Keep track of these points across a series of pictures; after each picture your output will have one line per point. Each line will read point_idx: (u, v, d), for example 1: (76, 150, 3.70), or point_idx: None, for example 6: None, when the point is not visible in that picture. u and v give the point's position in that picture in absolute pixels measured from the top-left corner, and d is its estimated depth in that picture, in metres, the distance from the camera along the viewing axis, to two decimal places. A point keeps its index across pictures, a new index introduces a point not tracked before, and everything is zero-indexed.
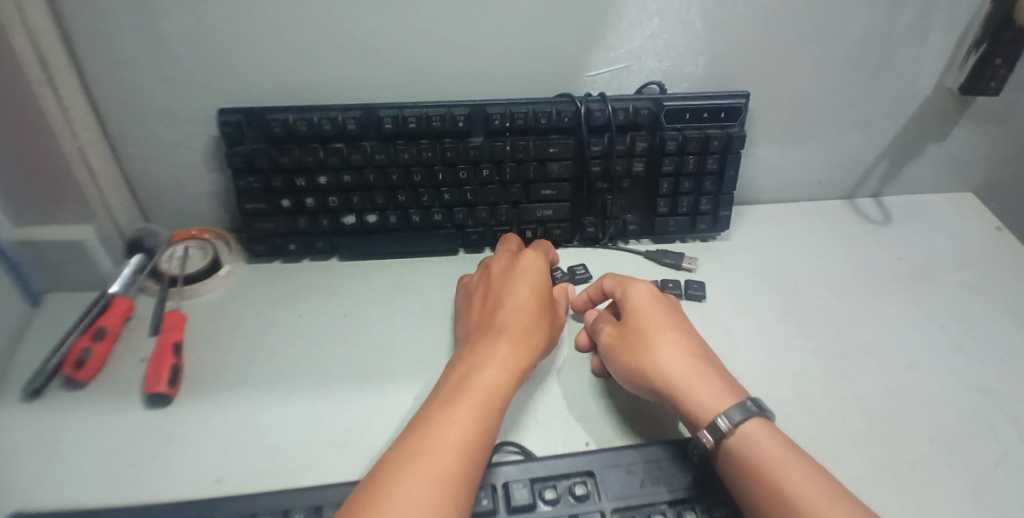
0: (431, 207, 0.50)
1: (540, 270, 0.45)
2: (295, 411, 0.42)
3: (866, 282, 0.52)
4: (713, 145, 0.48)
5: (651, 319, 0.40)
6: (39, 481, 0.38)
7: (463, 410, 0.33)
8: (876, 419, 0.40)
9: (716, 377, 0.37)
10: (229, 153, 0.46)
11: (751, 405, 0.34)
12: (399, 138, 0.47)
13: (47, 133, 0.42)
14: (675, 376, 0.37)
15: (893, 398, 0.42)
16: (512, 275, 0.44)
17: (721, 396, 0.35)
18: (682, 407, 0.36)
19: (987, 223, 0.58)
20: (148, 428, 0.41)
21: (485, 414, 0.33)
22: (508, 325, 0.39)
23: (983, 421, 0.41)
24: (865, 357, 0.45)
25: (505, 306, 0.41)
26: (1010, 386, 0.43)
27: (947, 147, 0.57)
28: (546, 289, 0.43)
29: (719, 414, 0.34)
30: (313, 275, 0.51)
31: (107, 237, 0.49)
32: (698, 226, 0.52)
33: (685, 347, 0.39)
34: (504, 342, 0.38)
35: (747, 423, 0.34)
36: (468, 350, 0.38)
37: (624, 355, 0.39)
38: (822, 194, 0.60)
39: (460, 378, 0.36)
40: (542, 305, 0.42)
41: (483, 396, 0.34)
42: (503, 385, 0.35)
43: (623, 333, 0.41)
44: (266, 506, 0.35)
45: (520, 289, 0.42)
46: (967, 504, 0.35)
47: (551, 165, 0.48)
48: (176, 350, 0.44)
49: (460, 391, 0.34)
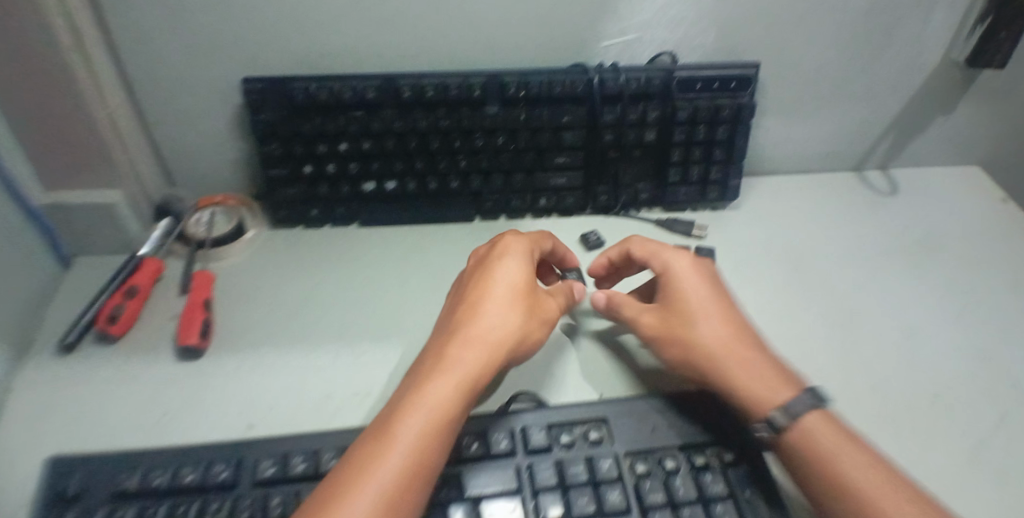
0: (447, 174, 0.51)
1: (517, 270, 0.40)
2: (321, 366, 0.44)
3: (868, 251, 0.53)
4: (723, 115, 0.50)
5: (694, 306, 0.41)
6: (86, 426, 0.41)
7: (409, 431, 0.31)
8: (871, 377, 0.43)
9: (765, 364, 0.38)
10: (253, 120, 0.48)
11: (807, 400, 0.35)
12: (417, 106, 0.48)
13: (80, 102, 0.44)
14: (724, 367, 0.38)
15: (887, 359, 0.44)
16: (491, 271, 0.40)
17: (772, 386, 0.36)
18: (737, 393, 0.37)
19: (993, 195, 0.59)
20: (180, 380, 0.43)
21: (434, 436, 0.31)
22: (477, 329, 0.36)
23: (970, 383, 0.43)
24: (865, 323, 0.47)
25: (478, 305, 0.38)
26: (995, 350, 0.45)
27: (953, 120, 0.57)
28: (526, 287, 0.40)
29: (772, 409, 0.35)
30: (333, 240, 0.53)
31: (135, 201, 0.51)
32: (708, 195, 0.53)
33: (729, 333, 0.39)
34: (467, 351, 0.35)
35: (806, 416, 0.34)
36: (433, 353, 0.36)
37: (682, 347, 0.40)
38: (829, 165, 0.61)
39: (416, 388, 0.33)
40: (512, 313, 0.38)
41: (433, 415, 0.32)
42: (458, 402, 0.33)
43: (665, 321, 0.41)
44: (297, 447, 0.38)
45: (496, 286, 0.39)
46: (944, 455, 0.38)
47: (565, 133, 0.50)
48: (206, 306, 0.46)
49: (411, 407, 0.32)
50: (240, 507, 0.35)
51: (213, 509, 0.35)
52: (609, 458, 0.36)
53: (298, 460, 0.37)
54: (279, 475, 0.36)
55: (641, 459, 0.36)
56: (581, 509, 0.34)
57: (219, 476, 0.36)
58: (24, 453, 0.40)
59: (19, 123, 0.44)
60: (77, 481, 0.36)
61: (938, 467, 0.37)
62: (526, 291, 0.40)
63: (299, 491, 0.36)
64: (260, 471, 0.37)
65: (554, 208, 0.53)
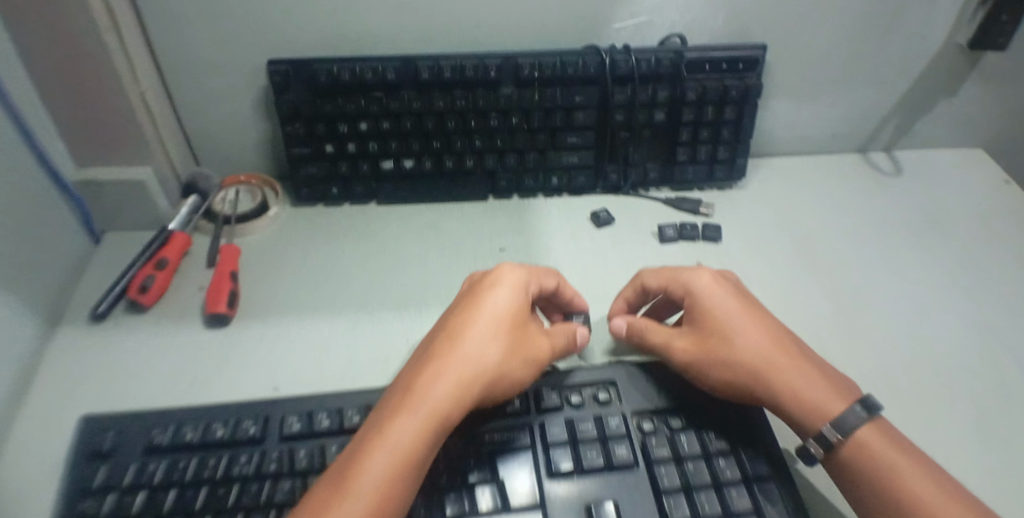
0: (463, 153, 0.53)
1: (502, 300, 0.37)
2: (346, 333, 0.46)
3: (871, 232, 0.55)
4: (731, 95, 0.51)
5: (731, 323, 0.38)
6: (117, 387, 0.43)
7: (366, 481, 0.29)
8: (868, 346, 0.46)
9: (814, 375, 0.36)
10: (277, 101, 0.50)
11: (860, 411, 0.34)
12: (435, 87, 0.50)
13: (115, 82, 0.46)
14: (774, 385, 0.36)
15: (883, 334, 0.47)
16: (475, 299, 0.37)
17: (825, 398, 0.35)
18: (787, 411, 0.36)
19: (996, 177, 0.60)
20: (208, 345, 0.46)
21: (392, 485, 0.29)
22: (452, 365, 0.33)
23: (961, 357, 0.46)
24: (864, 300, 0.50)
25: (457, 336, 0.35)
26: (985, 324, 0.48)
27: (958, 103, 0.59)
28: (512, 319, 0.36)
29: (826, 422, 0.34)
30: (352, 217, 0.55)
31: (165, 178, 0.54)
32: (716, 174, 0.55)
33: (772, 348, 0.37)
34: (439, 389, 0.32)
35: (861, 430, 0.33)
36: (405, 385, 0.33)
37: (724, 370, 0.37)
38: (834, 147, 0.62)
39: (380, 427, 0.31)
40: (491, 351, 0.35)
41: (394, 461, 0.30)
42: (422, 448, 0.31)
43: (702, 341, 0.38)
44: (323, 405, 0.40)
45: (479, 317, 0.36)
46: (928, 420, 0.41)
47: (577, 113, 0.51)
48: (233, 279, 0.48)
49: (372, 451, 0.30)
50: (268, 458, 0.37)
51: (243, 460, 0.37)
52: (617, 417, 0.38)
53: (323, 416, 0.39)
54: (304, 430, 0.39)
55: (647, 418, 0.38)
56: (590, 462, 0.36)
57: (248, 431, 0.38)
58: (64, 412, 0.42)
59: (56, 100, 0.46)
60: (111, 438, 0.38)
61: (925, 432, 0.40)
62: (511, 325, 0.36)
63: (324, 444, 0.38)
64: (286, 426, 0.39)
65: (566, 186, 0.55)
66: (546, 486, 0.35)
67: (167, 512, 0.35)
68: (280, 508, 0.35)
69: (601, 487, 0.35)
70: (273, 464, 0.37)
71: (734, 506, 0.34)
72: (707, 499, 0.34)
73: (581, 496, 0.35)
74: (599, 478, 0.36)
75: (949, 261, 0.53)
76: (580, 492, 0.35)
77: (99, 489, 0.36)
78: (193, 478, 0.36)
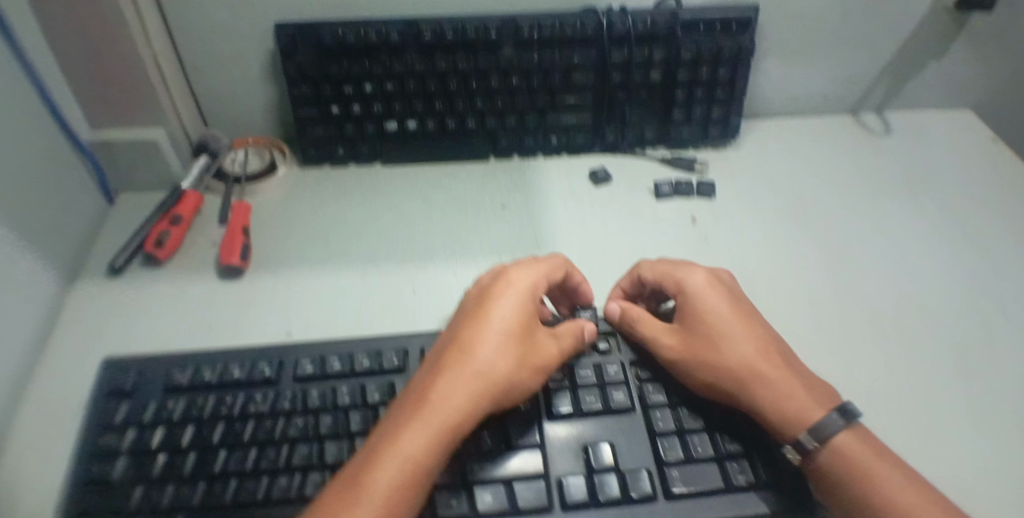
0: (465, 115, 0.55)
1: (510, 307, 0.37)
2: (358, 282, 0.49)
3: (861, 186, 0.58)
4: (725, 56, 0.53)
5: (723, 328, 0.38)
6: (136, 334, 0.45)
7: (376, 490, 0.29)
8: (850, 292, 0.49)
9: (801, 386, 0.36)
10: (284, 63, 0.51)
11: (839, 418, 0.34)
12: (438, 50, 0.52)
13: (129, 43, 0.47)
14: (758, 391, 0.36)
15: (867, 281, 0.50)
16: (487, 307, 0.37)
17: (806, 407, 0.35)
18: (766, 416, 0.36)
19: (984, 136, 0.62)
20: (223, 295, 0.48)
21: (401, 495, 0.29)
22: (463, 375, 0.33)
23: (941, 304, 0.48)
24: (850, 249, 0.53)
25: (468, 345, 0.35)
26: (965, 272, 0.51)
27: (948, 64, 0.60)
28: (523, 329, 0.36)
29: (804, 430, 0.34)
30: (359, 177, 0.57)
31: (177, 139, 0.56)
32: (710, 133, 0.57)
33: (760, 356, 0.37)
34: (450, 398, 0.32)
35: (838, 435, 0.34)
36: (415, 393, 0.33)
37: (710, 372, 0.37)
38: (827, 108, 0.64)
39: (391, 435, 0.31)
40: (501, 357, 0.34)
41: (404, 470, 0.30)
42: (431, 458, 0.30)
43: (690, 342, 0.39)
44: (331, 351, 0.42)
45: (490, 327, 0.35)
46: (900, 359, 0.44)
47: (575, 74, 0.53)
48: (245, 232, 0.51)
49: (382, 459, 0.30)
50: (281, 398, 0.39)
51: (257, 399, 0.39)
52: (615, 363, 0.41)
53: (334, 360, 0.41)
54: (317, 373, 0.40)
55: (644, 367, 0.41)
56: (589, 405, 0.38)
57: (262, 372, 0.40)
58: (87, 356, 0.44)
59: (71, 60, 0.48)
60: (132, 378, 0.40)
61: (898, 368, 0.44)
62: (520, 332, 0.36)
63: (335, 386, 0.40)
64: (300, 368, 0.41)
65: (564, 146, 0.58)
66: (547, 427, 0.38)
67: (186, 445, 0.36)
68: (292, 443, 0.37)
69: (599, 428, 0.38)
70: (286, 403, 0.39)
71: (722, 447, 0.37)
72: (698, 441, 0.37)
73: (580, 436, 0.38)
74: (597, 420, 0.38)
75: (935, 213, 0.56)
76: (578, 433, 0.38)
77: (120, 425, 0.38)
78: (211, 415, 0.38)
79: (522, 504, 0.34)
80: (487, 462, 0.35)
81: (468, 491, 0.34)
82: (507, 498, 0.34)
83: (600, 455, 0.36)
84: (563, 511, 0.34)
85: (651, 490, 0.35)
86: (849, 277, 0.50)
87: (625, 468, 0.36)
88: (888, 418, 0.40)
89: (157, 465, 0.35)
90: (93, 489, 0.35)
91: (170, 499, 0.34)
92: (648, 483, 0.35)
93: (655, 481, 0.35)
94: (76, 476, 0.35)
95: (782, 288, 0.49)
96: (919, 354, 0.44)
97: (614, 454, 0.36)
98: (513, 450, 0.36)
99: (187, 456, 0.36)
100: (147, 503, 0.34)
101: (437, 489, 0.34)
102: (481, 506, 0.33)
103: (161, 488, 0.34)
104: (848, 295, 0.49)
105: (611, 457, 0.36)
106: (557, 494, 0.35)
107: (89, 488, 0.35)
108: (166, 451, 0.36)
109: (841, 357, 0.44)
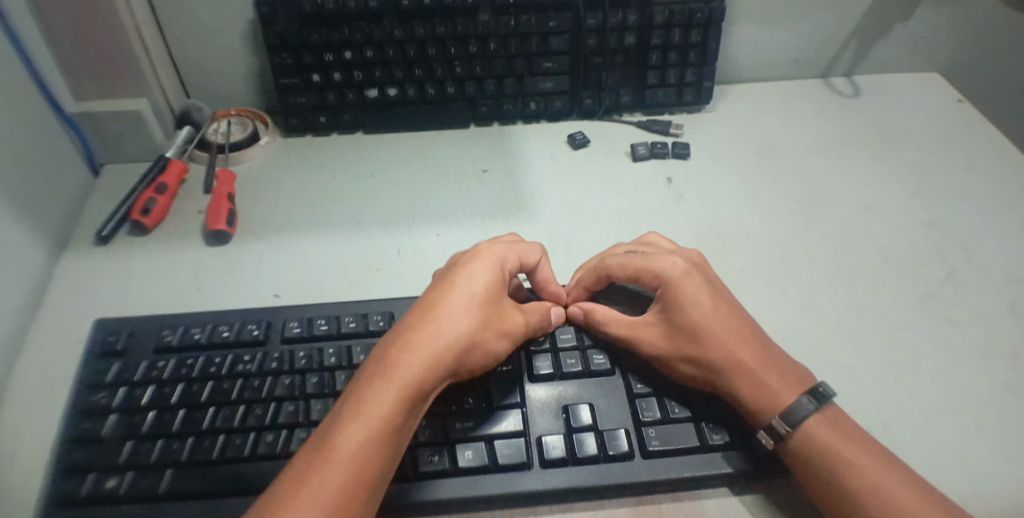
0: (444, 80, 0.57)
1: (478, 274, 0.37)
2: (347, 244, 0.50)
3: (830, 144, 0.61)
4: (697, 18, 0.57)
5: (699, 321, 0.38)
6: (126, 298, 0.46)
7: (345, 450, 0.30)
8: (821, 242, 0.52)
9: (772, 369, 0.36)
10: (265, 31, 0.53)
11: (808, 403, 0.34)
12: (415, 16, 0.54)
13: (112, 13, 0.48)
14: (739, 382, 0.36)
15: (835, 231, 0.53)
16: (454, 277, 0.37)
17: (780, 391, 0.35)
18: (743, 401, 0.36)
19: (949, 97, 0.67)
20: (212, 258, 0.49)
21: (371, 453, 0.30)
22: (427, 338, 0.34)
23: (906, 251, 0.51)
24: (821, 202, 0.55)
25: (433, 311, 0.35)
26: (929, 218, 0.54)
27: (912, 27, 0.65)
28: (488, 295, 0.37)
29: (777, 414, 0.35)
30: (343, 146, 0.59)
31: (160, 109, 0.57)
32: (684, 96, 0.61)
33: (736, 345, 0.37)
34: (413, 360, 0.33)
35: (807, 421, 0.34)
36: (381, 357, 0.34)
37: (691, 365, 0.37)
38: (797, 72, 0.68)
39: (358, 399, 0.32)
40: (468, 321, 0.35)
41: (371, 431, 0.30)
42: (398, 417, 0.31)
43: (669, 335, 0.38)
44: (320, 313, 0.43)
45: (455, 293, 0.36)
46: (862, 303, 0.47)
47: (552, 38, 0.56)
48: (230, 198, 0.52)
49: (351, 421, 0.31)
50: (269, 358, 0.40)
51: (245, 360, 0.39)
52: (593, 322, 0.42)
53: (321, 322, 0.41)
54: (304, 334, 0.41)
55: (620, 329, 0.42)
56: (569, 368, 0.39)
57: (252, 333, 0.41)
58: (79, 322, 0.45)
59: (52, 30, 0.48)
60: (124, 338, 0.41)
61: (862, 309, 0.46)
62: (488, 297, 0.37)
63: (321, 347, 0.40)
64: (287, 330, 0.41)
65: (543, 112, 0.60)
66: (528, 389, 0.38)
67: (175, 403, 0.37)
68: (279, 401, 0.38)
69: (579, 389, 0.38)
70: (274, 363, 0.39)
71: (699, 408, 0.37)
72: (675, 402, 0.38)
73: (560, 397, 0.38)
74: (579, 381, 0.39)
75: (901, 166, 0.59)
76: (559, 394, 0.38)
77: (111, 384, 0.38)
78: (200, 374, 0.39)
79: (501, 461, 0.35)
80: (469, 420, 0.36)
81: (450, 449, 0.35)
82: (487, 454, 0.35)
83: (579, 416, 0.37)
84: (542, 467, 0.35)
85: (627, 448, 0.35)
86: (818, 229, 0.53)
87: (604, 428, 0.37)
88: (846, 353, 0.43)
89: (147, 422, 0.36)
90: (84, 444, 0.36)
91: (159, 453, 0.35)
92: (624, 442, 0.36)
93: (632, 439, 0.36)
94: (68, 431, 0.36)
95: (755, 243, 0.51)
96: (882, 299, 0.47)
97: (593, 415, 0.37)
98: (496, 411, 0.37)
99: (176, 414, 0.37)
100: (137, 458, 0.35)
101: (419, 447, 0.35)
102: (461, 463, 0.34)
103: (150, 444, 0.35)
104: (817, 247, 0.51)
105: (590, 417, 0.37)
106: (536, 452, 0.36)
107: (82, 442, 0.36)
108: (156, 409, 0.37)
109: (808, 307, 0.47)
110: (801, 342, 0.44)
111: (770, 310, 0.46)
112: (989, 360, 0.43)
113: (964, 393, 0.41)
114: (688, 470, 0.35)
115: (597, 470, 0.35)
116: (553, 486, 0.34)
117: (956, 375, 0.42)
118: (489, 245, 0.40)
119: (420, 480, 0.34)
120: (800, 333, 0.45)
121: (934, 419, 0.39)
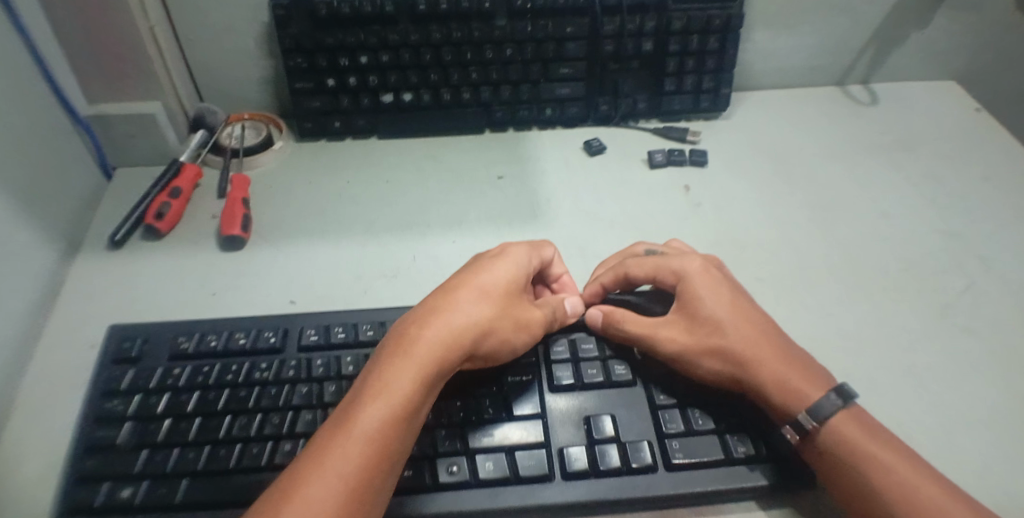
0: (459, 85, 0.57)
1: (499, 267, 0.38)
2: (361, 251, 0.50)
3: (848, 152, 0.61)
4: (715, 24, 0.57)
5: (718, 314, 0.38)
6: (138, 304, 0.46)
7: (368, 424, 0.29)
8: (842, 252, 0.51)
9: (795, 365, 0.36)
10: (281, 34, 0.53)
11: (835, 399, 0.34)
12: (431, 21, 0.54)
13: (126, 14, 0.48)
14: (758, 373, 0.36)
15: (856, 239, 0.52)
16: (475, 267, 0.38)
17: (804, 387, 0.35)
18: (766, 397, 0.35)
19: (967, 106, 0.66)
20: (225, 262, 0.49)
21: (392, 428, 0.30)
22: (449, 320, 0.34)
23: (926, 262, 0.50)
24: (838, 210, 0.55)
25: (455, 295, 0.36)
26: (947, 226, 0.53)
27: (930, 34, 0.65)
28: (508, 284, 0.37)
29: (802, 409, 0.34)
30: (357, 151, 0.59)
31: (174, 113, 0.56)
32: (700, 103, 0.61)
33: (757, 340, 0.37)
34: (433, 339, 0.33)
35: (834, 417, 0.33)
36: (399, 336, 0.34)
37: (716, 359, 0.37)
38: (814, 79, 0.68)
39: (379, 375, 0.31)
40: (484, 307, 0.35)
41: (391, 405, 0.30)
42: (418, 395, 0.31)
43: (691, 332, 0.38)
44: (336, 320, 0.42)
45: (477, 280, 0.37)
46: (884, 313, 0.46)
47: (568, 44, 0.56)
48: (245, 203, 0.52)
49: (371, 397, 0.30)
50: (286, 366, 0.39)
51: (262, 367, 0.39)
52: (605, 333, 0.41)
53: (338, 329, 0.41)
54: (322, 342, 0.41)
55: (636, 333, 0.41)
56: (590, 378, 0.39)
57: (269, 341, 0.41)
58: (91, 327, 0.45)
59: (66, 31, 0.48)
60: (138, 344, 0.40)
61: (883, 319, 0.46)
62: (504, 287, 0.37)
63: (339, 356, 0.40)
64: (304, 337, 0.41)
65: (558, 117, 0.60)
66: (548, 399, 0.38)
67: (190, 411, 0.37)
68: (296, 410, 0.37)
69: (600, 401, 0.38)
70: (291, 371, 0.39)
71: (723, 421, 0.37)
72: (699, 413, 0.37)
73: (581, 408, 0.38)
74: (600, 392, 0.38)
75: (919, 175, 0.58)
76: (579, 405, 0.38)
77: (126, 391, 0.38)
78: (216, 382, 0.38)
79: (523, 473, 0.34)
80: (488, 431, 0.36)
81: (470, 459, 0.35)
82: (507, 466, 0.35)
83: (601, 428, 0.36)
84: (564, 480, 0.35)
85: (651, 460, 0.35)
86: (836, 238, 0.52)
87: (626, 439, 0.36)
88: (868, 365, 0.43)
89: (162, 430, 0.36)
90: (99, 452, 0.35)
91: (174, 462, 0.34)
92: (648, 454, 0.35)
93: (655, 451, 0.36)
94: (82, 438, 0.36)
95: (773, 252, 0.51)
96: (904, 310, 0.47)
97: (615, 426, 0.36)
98: (516, 422, 0.36)
99: (192, 422, 0.36)
100: (152, 467, 0.34)
101: (438, 458, 0.34)
102: (482, 474, 0.34)
103: (166, 452, 0.35)
104: (836, 256, 0.51)
105: (613, 429, 0.36)
106: (557, 464, 0.35)
107: (95, 449, 0.35)
108: (171, 417, 0.37)
109: (829, 316, 0.46)
110: (823, 352, 0.43)
111: (791, 321, 0.45)
112: (1013, 372, 0.42)
113: (991, 407, 0.40)
114: (714, 483, 0.34)
115: (620, 482, 0.34)
116: (575, 498, 0.34)
117: (977, 390, 0.41)
118: (510, 245, 0.41)
119: (439, 491, 0.34)
120: (821, 344, 0.44)
121: (959, 434, 0.38)
